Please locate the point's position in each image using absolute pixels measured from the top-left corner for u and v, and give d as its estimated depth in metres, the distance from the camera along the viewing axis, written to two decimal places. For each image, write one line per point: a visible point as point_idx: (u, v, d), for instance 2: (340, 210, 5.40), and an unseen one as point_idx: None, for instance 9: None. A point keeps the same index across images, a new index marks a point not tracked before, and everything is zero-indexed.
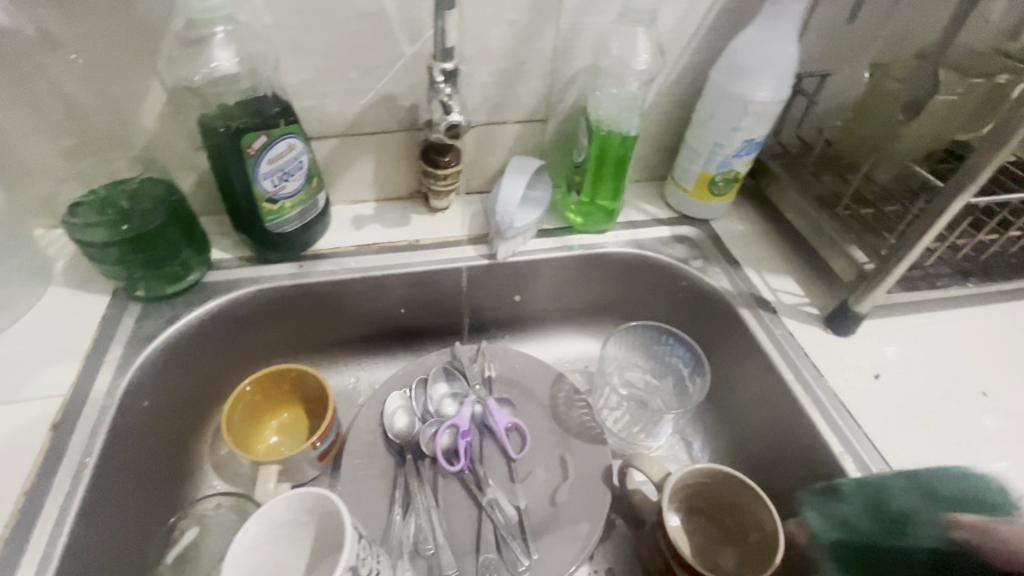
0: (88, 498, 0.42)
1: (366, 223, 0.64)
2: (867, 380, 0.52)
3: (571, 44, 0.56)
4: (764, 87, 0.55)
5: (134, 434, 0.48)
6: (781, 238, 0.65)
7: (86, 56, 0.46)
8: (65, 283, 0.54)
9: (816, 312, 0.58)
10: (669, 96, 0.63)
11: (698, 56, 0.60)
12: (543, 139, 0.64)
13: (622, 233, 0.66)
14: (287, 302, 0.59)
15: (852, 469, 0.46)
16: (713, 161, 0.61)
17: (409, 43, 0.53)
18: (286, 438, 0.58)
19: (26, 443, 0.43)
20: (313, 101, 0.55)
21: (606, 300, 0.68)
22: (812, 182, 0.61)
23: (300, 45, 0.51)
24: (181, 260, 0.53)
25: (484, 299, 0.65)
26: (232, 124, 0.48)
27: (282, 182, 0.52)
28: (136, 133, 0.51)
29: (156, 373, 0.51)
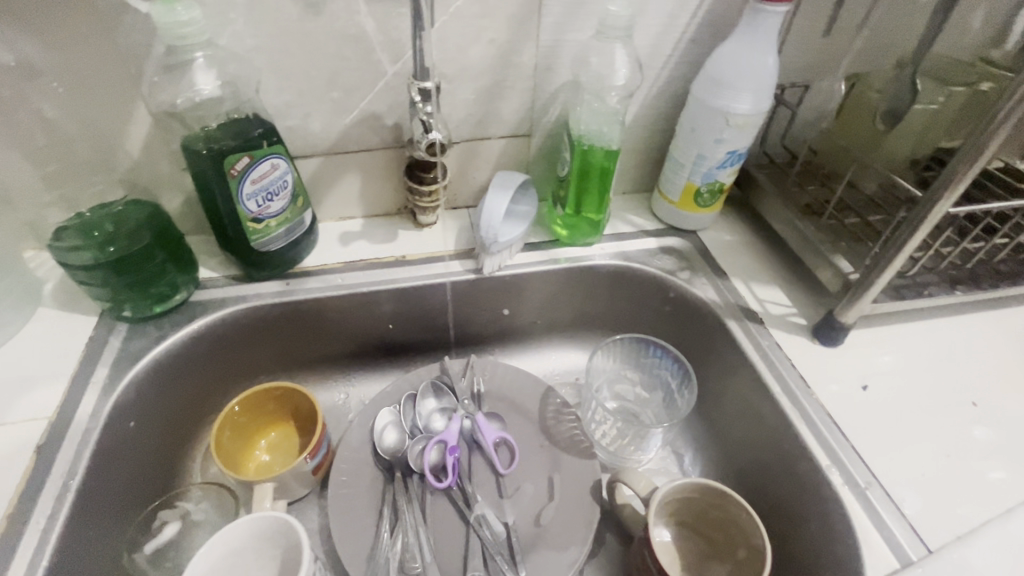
0: (70, 521, 0.42)
1: (353, 240, 0.65)
2: (854, 391, 0.52)
3: (551, 60, 0.57)
4: (744, 99, 0.55)
5: (119, 455, 0.48)
6: (769, 248, 0.65)
7: (70, 82, 0.46)
8: (53, 305, 0.55)
9: (803, 322, 0.58)
10: (652, 109, 0.63)
11: (679, 69, 0.60)
12: (528, 153, 0.64)
13: (608, 245, 0.66)
14: (273, 320, 0.59)
15: (839, 482, 0.46)
16: (698, 173, 0.61)
17: (390, 63, 0.54)
18: (276, 456, 0.58)
19: (9, 466, 0.43)
20: (296, 121, 0.55)
21: (594, 312, 0.68)
22: (796, 192, 0.62)
23: (282, 67, 0.51)
24: (168, 280, 0.54)
25: (472, 314, 0.65)
26: (215, 146, 0.48)
27: (266, 202, 0.52)
28: (122, 156, 0.52)
29: (142, 392, 0.51)
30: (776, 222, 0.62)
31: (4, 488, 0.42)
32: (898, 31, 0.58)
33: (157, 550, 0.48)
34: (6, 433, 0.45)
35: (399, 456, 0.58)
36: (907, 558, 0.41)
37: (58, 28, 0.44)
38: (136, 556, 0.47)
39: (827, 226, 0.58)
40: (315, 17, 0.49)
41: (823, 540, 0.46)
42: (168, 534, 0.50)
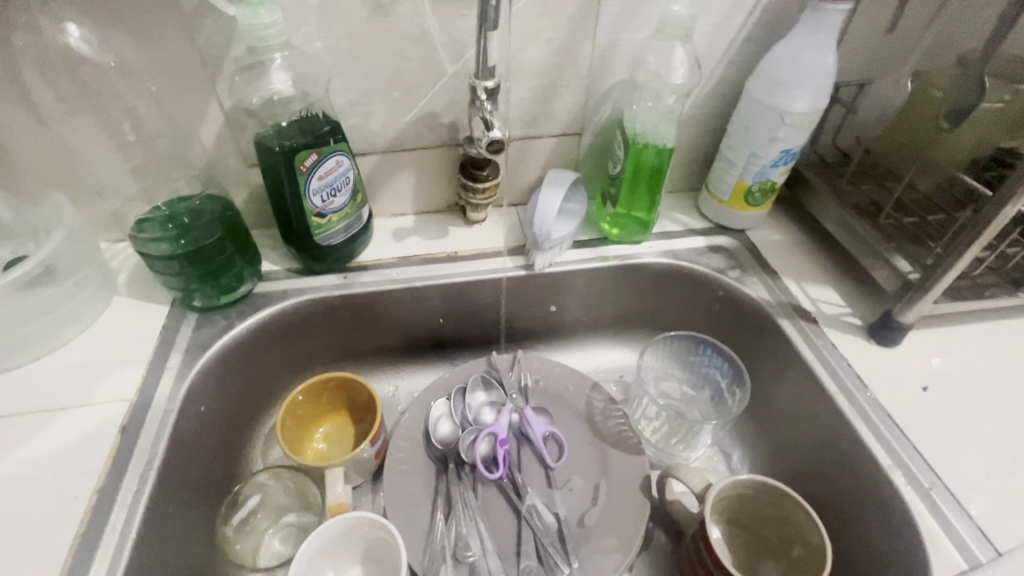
0: (153, 497, 0.44)
1: (406, 235, 0.66)
2: (914, 392, 0.51)
3: (606, 59, 0.57)
4: (802, 97, 0.55)
5: (192, 438, 0.50)
6: (820, 248, 0.65)
7: (156, 81, 0.49)
8: (128, 293, 0.58)
9: (858, 322, 0.57)
10: (703, 109, 0.63)
11: (733, 68, 0.60)
12: (578, 152, 0.65)
13: (657, 244, 0.66)
14: (332, 312, 0.61)
15: (902, 482, 0.45)
16: (749, 172, 0.61)
17: (450, 63, 0.55)
18: (333, 444, 0.60)
19: (97, 443, 0.46)
20: (358, 119, 0.57)
21: (641, 310, 0.69)
22: (850, 192, 0.62)
23: (348, 68, 0.53)
24: (235, 272, 0.56)
25: (520, 310, 0.66)
26: (286, 143, 0.50)
27: (330, 197, 0.54)
28: (196, 152, 0.55)
29: (211, 378, 0.54)
30: (828, 221, 0.62)
31: (92, 464, 0.44)
32: (959, 29, 0.57)
33: (243, 516, 0.51)
34: (92, 413, 0.48)
35: (452, 448, 0.59)
36: (975, 559, 0.41)
37: (148, 31, 0.46)
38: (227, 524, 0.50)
39: (884, 226, 0.58)
40: (382, 18, 0.51)
41: (884, 540, 0.46)
42: (252, 503, 0.52)
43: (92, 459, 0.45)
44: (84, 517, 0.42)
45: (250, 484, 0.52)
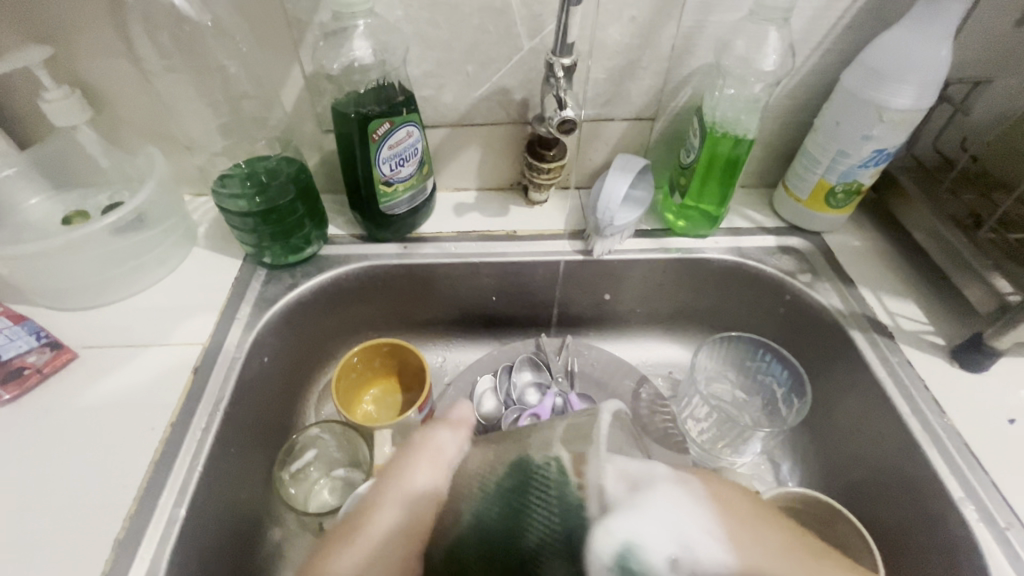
0: (219, 435, 0.48)
1: (466, 211, 0.67)
2: (999, 425, 0.47)
3: (691, 41, 0.55)
4: (906, 93, 0.50)
5: (255, 385, 0.54)
6: (904, 258, 0.60)
7: (249, 43, 0.52)
8: (205, 245, 0.62)
9: (941, 342, 0.53)
10: (790, 100, 0.60)
11: (829, 59, 0.56)
12: (649, 137, 0.63)
13: (723, 239, 0.63)
14: (390, 280, 0.63)
15: (973, 517, 0.42)
16: (835, 171, 0.57)
17: (528, 37, 0.54)
18: (382, 408, 0.63)
19: (173, 380, 0.49)
20: (431, 91, 0.58)
21: (698, 307, 0.67)
22: (948, 201, 0.56)
23: (426, 37, 0.53)
24: (304, 234, 0.59)
25: (573, 295, 0.66)
26: (362, 111, 0.51)
27: (398, 166, 0.55)
28: (277, 116, 0.57)
29: (275, 332, 0.57)
30: (916, 230, 0.58)
31: (168, 399, 0.48)
32: None
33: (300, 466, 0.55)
34: (170, 352, 0.52)
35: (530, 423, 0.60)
36: None
37: None
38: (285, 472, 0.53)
39: (984, 239, 0.52)
40: None
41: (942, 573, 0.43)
42: (309, 457, 0.55)
43: (168, 394, 0.48)
44: (158, 447, 0.45)
45: (305, 435, 0.55)
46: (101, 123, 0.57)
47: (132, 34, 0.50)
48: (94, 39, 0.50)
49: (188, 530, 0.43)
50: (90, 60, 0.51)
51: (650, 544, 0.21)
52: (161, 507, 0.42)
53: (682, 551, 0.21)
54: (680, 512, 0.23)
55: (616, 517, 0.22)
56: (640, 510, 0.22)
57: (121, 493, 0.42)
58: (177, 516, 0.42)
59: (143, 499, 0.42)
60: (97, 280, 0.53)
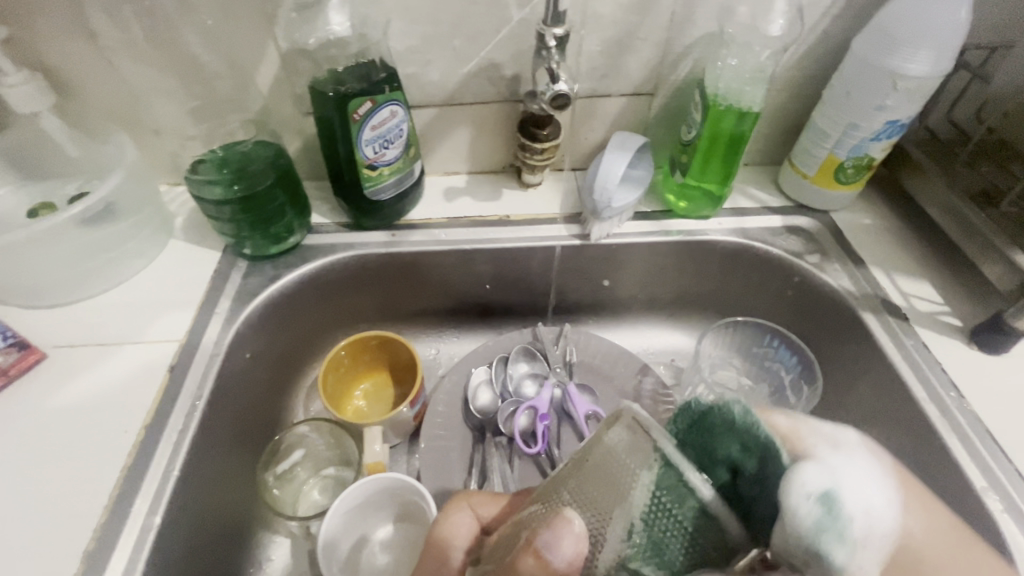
0: (197, 438, 0.45)
1: (457, 196, 0.63)
2: (1022, 409, 0.45)
3: (691, 8, 0.51)
4: (920, 59, 0.47)
5: (237, 383, 0.51)
6: (917, 236, 0.57)
7: (218, 18, 0.48)
8: (183, 237, 0.58)
9: (958, 324, 0.50)
10: (796, 70, 0.56)
11: (837, 24, 0.53)
12: (648, 114, 0.60)
13: (727, 220, 0.60)
14: (378, 269, 0.60)
15: (997, 508, 0.40)
16: (844, 145, 0.54)
17: (518, 7, 0.51)
18: (372, 403, 0.61)
19: (148, 379, 0.47)
20: (416, 68, 0.54)
21: (701, 292, 0.64)
22: (962, 174, 0.53)
23: (408, 9, 0.50)
24: (285, 223, 0.55)
25: (571, 282, 0.63)
26: (341, 89, 0.48)
27: (382, 149, 0.52)
28: (252, 98, 0.54)
29: (256, 327, 0.54)
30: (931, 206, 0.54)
31: (143, 399, 0.46)
32: None
33: (287, 467, 0.52)
34: (145, 350, 0.49)
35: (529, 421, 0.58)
36: None
37: None
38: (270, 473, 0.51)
39: (1000, 215, 0.50)
40: None
41: None
42: (296, 457, 0.53)
43: (143, 395, 0.46)
44: (132, 451, 0.43)
45: (292, 434, 0.53)
46: (65, 108, 0.53)
47: (90, 10, 0.46)
48: (50, 16, 0.46)
49: (164, 538, 0.40)
50: (49, 40, 0.48)
51: (843, 490, 0.25)
52: (136, 515, 0.40)
53: (864, 508, 0.25)
54: (870, 474, 0.27)
55: (816, 464, 0.25)
56: (828, 464, 0.26)
57: (92, 501, 0.40)
58: (152, 524, 0.40)
59: (116, 506, 0.40)
60: (66, 276, 0.50)
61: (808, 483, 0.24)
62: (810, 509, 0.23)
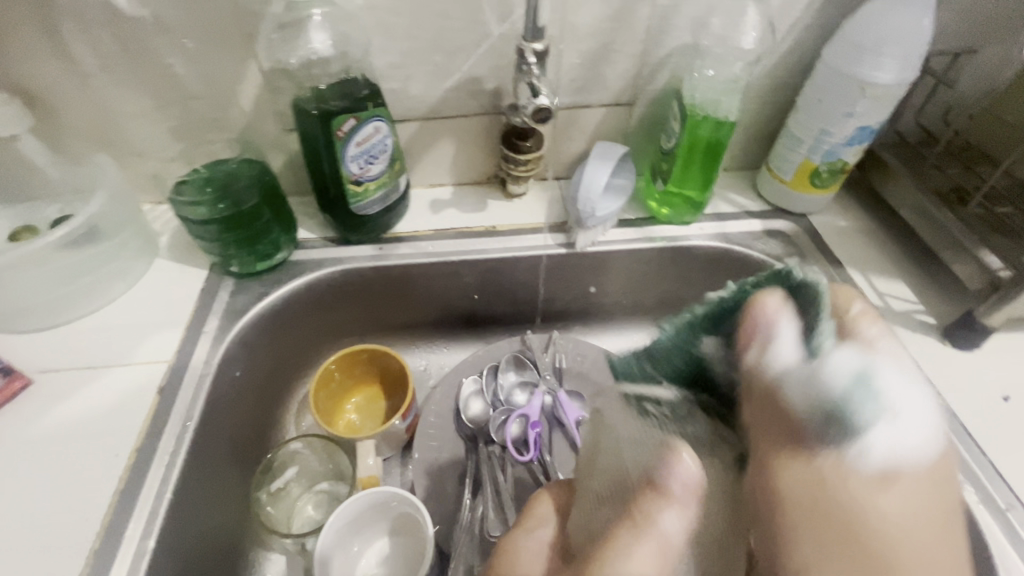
0: (188, 459, 0.45)
1: (443, 207, 0.64)
2: (993, 403, 0.46)
3: (666, 21, 0.52)
4: (888, 67, 0.49)
5: (227, 402, 0.51)
6: (890, 236, 0.59)
7: (199, 38, 0.48)
8: (168, 256, 0.58)
9: (931, 322, 0.52)
10: (770, 78, 0.58)
11: (807, 34, 0.54)
12: (629, 123, 0.61)
13: (708, 225, 0.62)
14: (366, 283, 0.60)
15: (973, 500, 0.41)
16: (818, 150, 0.56)
17: (497, 23, 0.52)
18: (364, 417, 0.61)
19: (137, 402, 0.47)
20: (399, 83, 0.55)
21: (686, 296, 0.65)
22: (931, 175, 0.55)
23: (389, 26, 0.50)
24: (272, 239, 0.56)
25: (558, 290, 0.64)
26: (323, 107, 0.49)
27: (367, 164, 0.52)
28: (235, 116, 0.54)
29: (245, 345, 0.54)
30: (905, 209, 0.56)
31: (133, 422, 0.45)
32: None
33: (280, 485, 0.52)
34: (133, 372, 0.49)
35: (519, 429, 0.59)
36: None
37: None
38: (263, 491, 0.51)
39: (970, 215, 0.51)
40: None
41: None
42: (289, 475, 0.53)
43: (132, 417, 0.46)
44: (123, 475, 0.43)
45: (282, 453, 0.52)
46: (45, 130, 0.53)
47: (69, 34, 0.46)
48: (28, 40, 0.46)
49: (159, 562, 0.40)
50: (27, 63, 0.48)
51: (878, 377, 0.28)
52: (129, 539, 0.40)
53: (895, 420, 0.28)
54: (924, 416, 0.28)
55: (850, 352, 0.28)
56: (877, 358, 0.29)
57: (84, 527, 0.40)
58: (145, 548, 0.40)
59: (109, 531, 0.40)
60: (50, 299, 0.50)
61: (844, 364, 0.28)
62: (848, 386, 0.27)
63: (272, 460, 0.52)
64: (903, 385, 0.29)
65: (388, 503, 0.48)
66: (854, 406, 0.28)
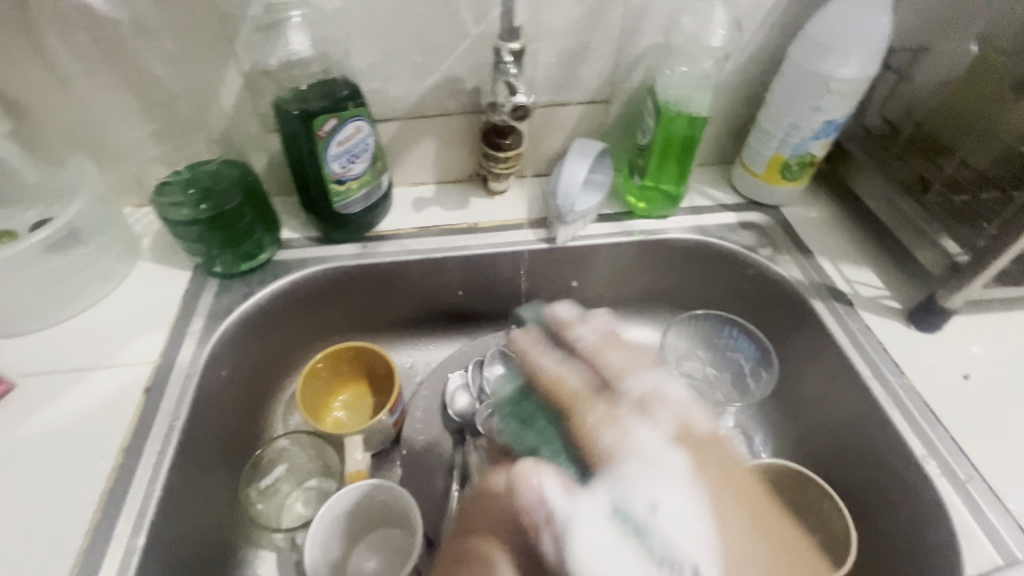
0: (176, 458, 0.45)
1: (426, 205, 0.65)
2: (954, 380, 0.48)
3: (639, 21, 0.54)
4: (850, 64, 0.51)
5: (214, 401, 0.51)
6: (859, 226, 0.62)
7: (179, 41, 0.49)
8: (150, 259, 0.58)
9: (897, 306, 0.54)
10: (740, 75, 0.60)
11: (775, 32, 0.56)
12: (606, 120, 0.63)
13: (685, 219, 0.64)
14: (350, 282, 0.61)
15: (935, 472, 0.43)
16: (788, 144, 0.58)
17: (475, 23, 0.53)
18: (351, 414, 0.61)
19: (123, 403, 0.47)
20: (379, 83, 0.56)
21: (665, 288, 0.67)
22: (896, 167, 0.57)
23: (368, 28, 0.51)
24: (255, 239, 0.56)
25: (541, 285, 0.65)
26: (305, 107, 0.49)
27: (349, 164, 0.53)
28: (216, 117, 0.54)
29: (231, 345, 0.54)
30: (873, 201, 0.58)
31: (119, 423, 0.46)
32: None
33: (270, 482, 0.53)
34: (118, 374, 0.49)
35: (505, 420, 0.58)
36: (1010, 553, 0.39)
37: None
38: (252, 489, 0.52)
39: (932, 203, 0.53)
40: None
41: (905, 529, 0.44)
42: (279, 473, 0.54)
43: (119, 419, 0.46)
44: (110, 474, 0.43)
45: (272, 450, 0.53)
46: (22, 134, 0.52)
47: (45, 37, 0.46)
48: (4, 43, 0.46)
49: (149, 559, 0.41)
50: (3, 67, 0.48)
51: (633, 510, 0.29)
52: (118, 538, 0.40)
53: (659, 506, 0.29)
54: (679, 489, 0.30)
55: (609, 483, 0.31)
56: (641, 469, 0.31)
57: (73, 528, 0.40)
58: (135, 546, 0.40)
59: (97, 530, 0.40)
60: (31, 303, 0.49)
61: (603, 504, 0.30)
62: (617, 523, 0.29)
63: (261, 458, 0.52)
64: (671, 477, 0.31)
65: (377, 497, 0.49)
66: (636, 543, 0.28)
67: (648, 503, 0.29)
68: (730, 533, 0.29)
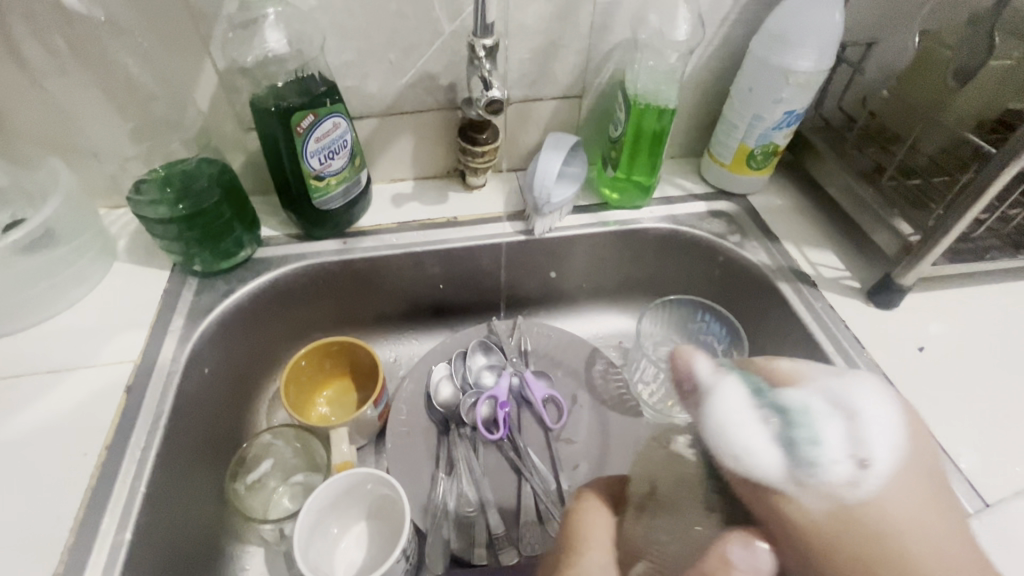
0: (161, 453, 0.45)
1: (405, 201, 0.66)
2: (909, 353, 0.51)
3: (607, 17, 0.56)
4: (807, 56, 0.54)
5: (198, 398, 0.51)
6: (821, 212, 0.65)
7: (153, 39, 0.49)
8: (127, 259, 0.58)
9: (857, 286, 0.57)
10: (706, 69, 0.62)
11: (736, 27, 0.59)
12: (579, 114, 0.64)
13: (657, 209, 0.66)
14: (332, 278, 0.61)
15: None
16: (752, 135, 0.61)
17: (448, 20, 0.54)
18: (335, 408, 0.62)
19: (104, 402, 0.47)
20: (355, 80, 0.56)
21: (640, 277, 0.69)
22: (854, 156, 0.60)
23: (343, 26, 0.52)
24: (234, 237, 0.56)
25: (520, 276, 0.67)
26: (282, 104, 0.50)
27: (327, 160, 0.54)
28: (193, 115, 0.54)
29: (213, 342, 0.54)
30: (833, 187, 0.61)
31: (101, 422, 0.46)
32: None
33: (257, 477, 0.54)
34: (98, 373, 0.49)
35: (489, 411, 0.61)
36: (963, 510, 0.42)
37: None
38: (238, 484, 0.52)
39: (887, 189, 0.57)
40: None
41: None
42: (265, 468, 0.54)
43: (100, 417, 0.46)
44: (94, 472, 0.43)
45: (257, 445, 0.53)
46: None
47: (16, 36, 0.46)
48: None
49: (136, 555, 0.41)
50: None
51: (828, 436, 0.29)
52: (104, 533, 0.40)
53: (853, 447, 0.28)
54: (881, 421, 0.29)
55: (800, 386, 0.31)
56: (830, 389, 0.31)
57: (57, 525, 0.40)
58: (122, 540, 0.40)
59: (83, 527, 0.40)
60: (5, 305, 0.49)
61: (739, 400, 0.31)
62: (789, 411, 0.30)
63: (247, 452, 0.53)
64: (883, 420, 0.29)
65: (360, 486, 0.50)
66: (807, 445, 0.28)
67: (811, 405, 0.30)
68: (915, 458, 0.28)
